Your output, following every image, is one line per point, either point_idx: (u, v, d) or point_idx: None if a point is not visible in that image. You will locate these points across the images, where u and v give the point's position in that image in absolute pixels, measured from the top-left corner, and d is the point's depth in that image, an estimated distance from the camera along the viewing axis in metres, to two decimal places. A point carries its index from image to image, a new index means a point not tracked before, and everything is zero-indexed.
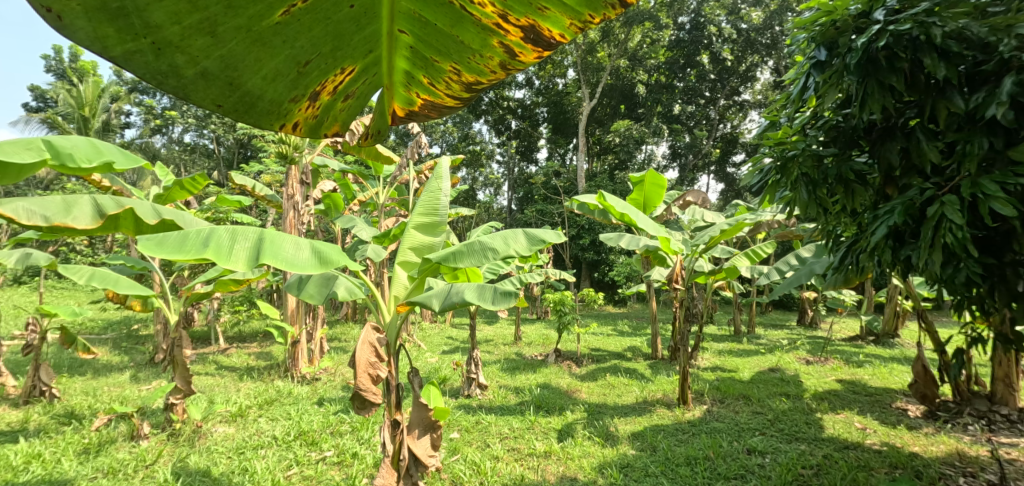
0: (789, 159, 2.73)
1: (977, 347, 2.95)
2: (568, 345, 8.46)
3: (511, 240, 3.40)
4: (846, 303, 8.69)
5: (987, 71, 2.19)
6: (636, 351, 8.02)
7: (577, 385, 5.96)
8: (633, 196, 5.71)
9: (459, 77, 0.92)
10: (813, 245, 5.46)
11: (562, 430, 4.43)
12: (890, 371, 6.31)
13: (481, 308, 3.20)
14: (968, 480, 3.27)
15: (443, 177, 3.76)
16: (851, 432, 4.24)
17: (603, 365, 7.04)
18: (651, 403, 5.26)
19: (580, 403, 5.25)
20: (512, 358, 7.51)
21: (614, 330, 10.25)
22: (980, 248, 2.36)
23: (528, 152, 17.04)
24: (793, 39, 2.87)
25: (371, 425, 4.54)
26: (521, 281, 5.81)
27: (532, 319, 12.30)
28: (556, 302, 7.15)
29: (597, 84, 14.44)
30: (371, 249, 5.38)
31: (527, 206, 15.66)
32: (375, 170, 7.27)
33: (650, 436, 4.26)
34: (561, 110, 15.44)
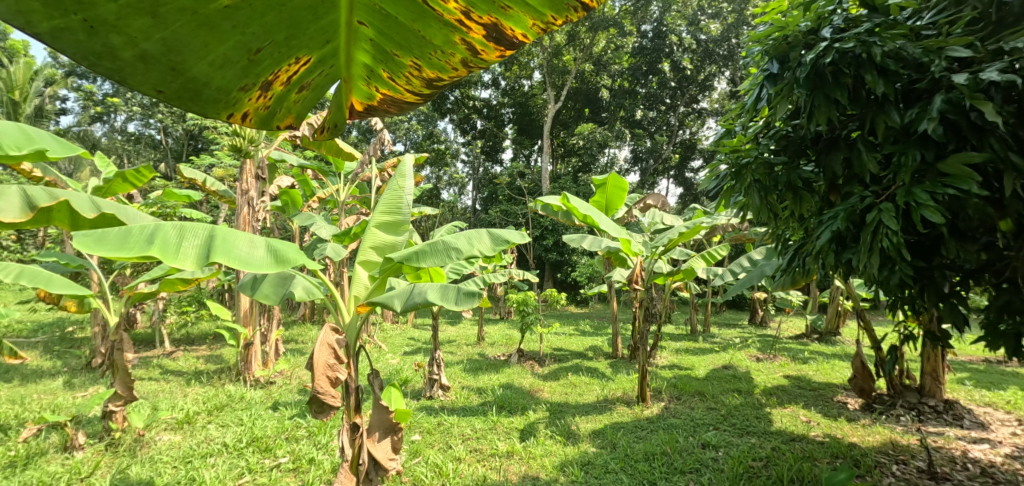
0: (743, 166, 2.89)
1: (908, 343, 3.19)
2: (530, 345, 8.55)
3: (475, 240, 3.42)
4: (794, 304, 9.13)
5: (921, 89, 2.35)
6: (597, 350, 8.18)
7: (540, 384, 6.04)
8: (595, 198, 5.82)
9: (420, 72, 0.95)
10: (764, 248, 5.71)
11: (524, 429, 4.49)
12: (833, 367, 6.68)
13: (444, 308, 3.21)
14: (900, 467, 3.51)
15: (407, 176, 3.77)
16: (797, 425, 4.47)
17: (565, 365, 7.16)
18: (611, 401, 5.39)
19: (541, 402, 5.33)
20: (475, 358, 7.54)
21: (577, 330, 10.42)
22: (913, 252, 2.55)
23: (493, 152, 17.06)
24: (748, 52, 3.01)
25: (329, 429, 4.48)
26: (484, 281, 5.84)
27: (495, 319, 12.36)
28: (519, 303, 7.21)
29: (562, 87, 14.61)
30: (331, 248, 5.29)
31: (491, 206, 15.70)
32: (336, 167, 7.13)
33: (610, 433, 4.37)
34: (526, 111, 15.55)
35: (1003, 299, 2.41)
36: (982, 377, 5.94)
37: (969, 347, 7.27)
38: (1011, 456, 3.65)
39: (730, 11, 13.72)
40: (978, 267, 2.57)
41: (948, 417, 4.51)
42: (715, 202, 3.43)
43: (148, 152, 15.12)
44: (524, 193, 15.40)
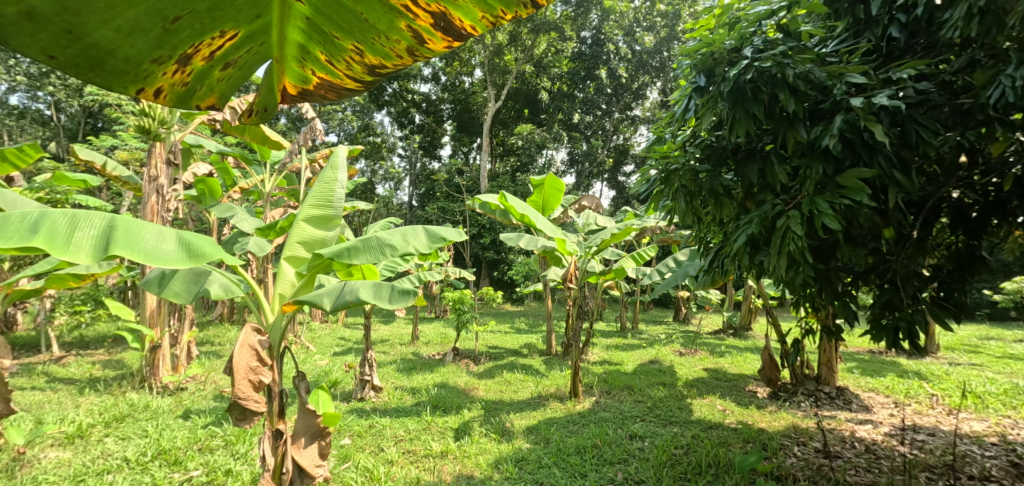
0: (672, 172, 3.08)
1: (809, 337, 3.54)
2: (466, 344, 8.57)
3: (410, 237, 3.41)
4: (714, 302, 9.76)
5: (824, 109, 2.62)
6: (532, 348, 8.34)
7: (475, 383, 6.09)
8: (533, 198, 5.93)
9: (361, 56, 1.10)
10: (688, 250, 6.05)
11: (458, 429, 4.53)
12: (746, 360, 7.23)
13: (377, 306, 3.17)
14: (800, 448, 3.89)
15: (340, 168, 3.70)
16: (714, 414, 4.82)
17: (500, 362, 7.25)
18: (544, 397, 5.54)
19: (476, 401, 5.38)
20: (409, 358, 7.46)
21: (512, 328, 10.57)
22: (814, 254, 2.84)
23: (431, 148, 16.85)
24: (678, 64, 3.19)
25: (248, 437, 4.29)
26: (421, 279, 5.79)
27: (430, 317, 12.28)
28: (455, 301, 7.18)
29: (503, 86, 14.68)
30: (253, 242, 5.04)
31: (429, 202, 15.55)
32: (260, 155, 6.71)
33: (544, 429, 4.50)
34: (466, 108, 15.52)
35: (885, 298, 2.73)
36: (867, 366, 6.67)
37: (859, 340, 8.12)
38: (889, 435, 4.14)
39: (663, 25, 14.49)
40: (866, 269, 2.95)
41: (839, 402, 5.03)
42: (645, 205, 3.64)
43: (36, 129, 13.44)
44: (462, 190, 15.37)
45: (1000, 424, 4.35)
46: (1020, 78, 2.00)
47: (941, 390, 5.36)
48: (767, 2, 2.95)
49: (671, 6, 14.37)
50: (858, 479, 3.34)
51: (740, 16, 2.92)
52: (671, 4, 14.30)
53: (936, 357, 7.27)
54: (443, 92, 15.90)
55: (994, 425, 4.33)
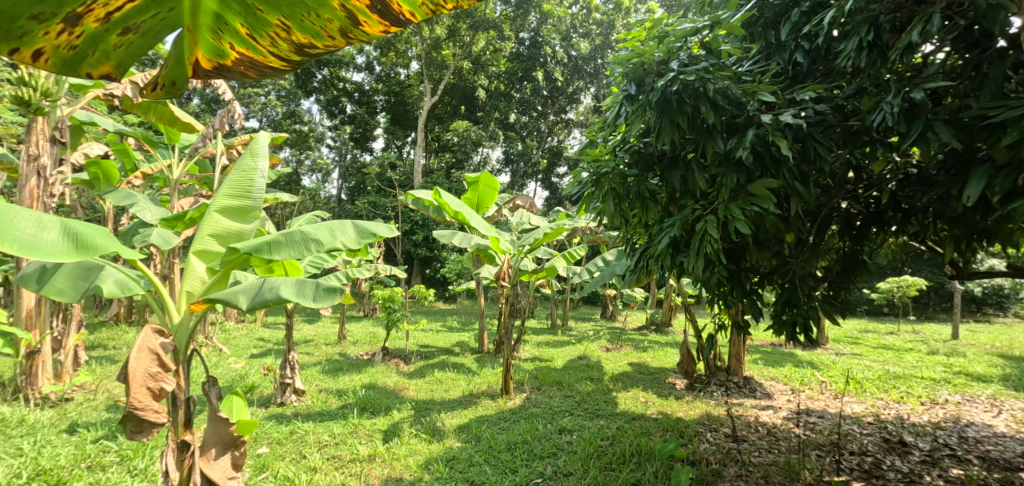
0: (602, 175, 3.22)
1: (722, 332, 3.84)
2: (396, 344, 8.44)
3: (338, 232, 3.33)
4: (639, 300, 10.22)
5: (739, 123, 2.84)
6: (464, 346, 8.36)
7: (405, 383, 6.03)
8: (467, 195, 5.93)
9: (286, 34, 1.20)
10: (616, 250, 6.33)
11: (387, 430, 4.48)
12: (666, 354, 7.68)
13: (300, 305, 3.00)
14: (713, 434, 4.21)
15: (259, 156, 3.52)
16: (637, 405, 5.09)
17: (431, 362, 7.19)
18: (476, 395, 5.59)
19: (406, 401, 5.34)
20: (335, 358, 7.25)
21: (444, 326, 10.54)
22: (728, 256, 3.09)
23: (363, 140, 16.41)
24: (611, 72, 3.31)
25: (148, 452, 4.01)
26: (349, 276, 5.59)
27: (359, 316, 11.98)
28: (385, 299, 7.03)
29: (440, 81, 14.54)
30: (157, 233, 4.48)
31: (359, 196, 15.15)
32: (167, 137, 5.98)
33: (474, 427, 4.55)
34: (402, 101, 15.23)
35: (786, 296, 3.05)
36: (770, 357, 7.29)
37: (763, 334, 8.86)
38: (787, 418, 4.58)
39: (598, 33, 14.78)
40: (771, 270, 3.24)
41: (746, 391, 5.49)
42: (578, 205, 3.77)
43: None
44: (394, 185, 15.09)
45: (876, 406, 4.93)
46: (896, 105, 2.27)
47: (830, 378, 5.98)
48: (693, 20, 3.13)
49: (606, 15, 14.74)
50: (760, 460, 3.67)
51: (669, 30, 3.07)
52: (606, 13, 14.68)
53: (827, 349, 8.08)
54: (377, 83, 15.50)
55: (871, 407, 4.91)
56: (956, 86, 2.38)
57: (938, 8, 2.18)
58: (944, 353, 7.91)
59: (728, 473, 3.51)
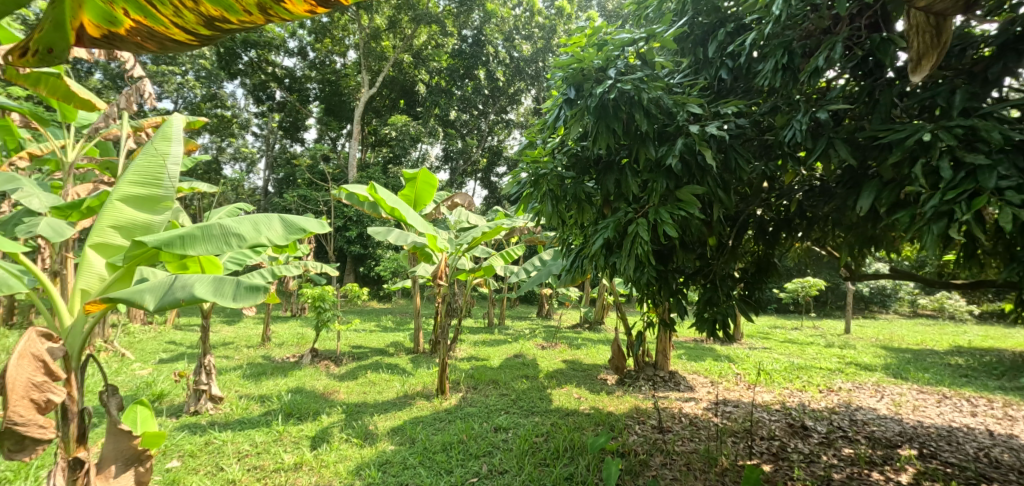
0: (541, 176, 3.30)
1: (649, 329, 4.04)
2: (326, 345, 8.18)
3: (263, 227, 3.19)
4: (574, 299, 10.52)
5: (670, 132, 3.00)
6: (399, 346, 8.25)
7: (335, 385, 5.86)
8: (404, 191, 5.84)
9: (192, 4, 1.38)
10: (552, 249, 6.48)
11: (316, 437, 4.35)
12: (599, 351, 7.96)
13: (219, 303, 2.85)
14: (641, 426, 4.42)
15: (173, 140, 3.30)
16: (571, 401, 5.25)
17: (363, 363, 7.04)
18: (410, 396, 5.54)
19: (337, 404, 5.20)
20: (258, 362, 6.91)
21: (377, 326, 10.34)
22: (657, 257, 3.26)
23: (294, 130, 15.70)
24: (552, 75, 3.38)
25: (34, 472, 3.65)
26: (274, 274, 5.34)
27: (286, 316, 11.48)
28: (315, 298, 6.77)
29: (379, 73, 14.19)
30: (44, 223, 4.03)
31: (288, 189, 14.50)
32: (62, 115, 5.41)
33: (409, 429, 4.52)
34: (337, 91, 14.72)
35: (707, 295, 3.28)
36: (692, 352, 7.75)
37: (688, 330, 9.39)
38: (706, 409, 4.90)
39: (540, 36, 14.81)
40: (695, 271, 3.46)
41: (671, 384, 5.80)
42: (516, 205, 3.84)
43: None
44: (327, 178, 14.58)
45: (783, 395, 5.38)
46: (805, 124, 2.50)
47: (744, 371, 6.44)
48: (630, 31, 3.26)
49: (549, 19, 14.77)
50: (682, 449, 3.91)
51: (607, 39, 3.18)
52: (548, 17, 14.78)
53: (742, 343, 8.71)
54: (309, 70, 14.86)
55: (779, 395, 5.36)
56: (854, 109, 2.65)
57: (840, 39, 2.43)
58: (839, 346, 8.77)
59: (654, 462, 3.71)
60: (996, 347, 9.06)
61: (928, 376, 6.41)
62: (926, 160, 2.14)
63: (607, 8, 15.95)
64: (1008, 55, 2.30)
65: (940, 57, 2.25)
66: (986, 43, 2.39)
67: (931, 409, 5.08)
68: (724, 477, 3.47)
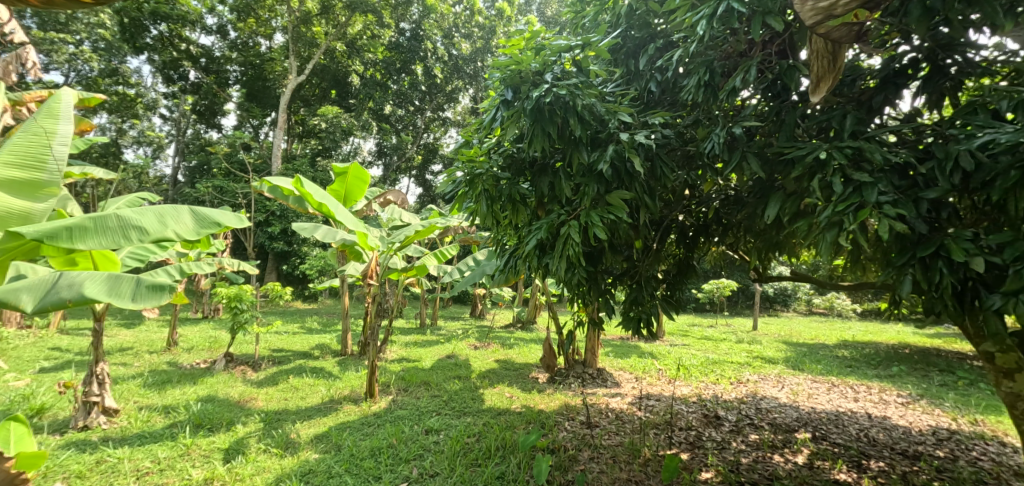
0: (476, 176, 3.32)
1: (580, 328, 4.19)
2: (242, 349, 7.72)
3: (170, 220, 3.02)
4: (506, 300, 10.62)
5: (602, 139, 3.13)
6: (324, 349, 7.96)
7: (252, 393, 5.57)
8: (334, 186, 5.65)
9: None
10: (486, 249, 6.53)
11: (230, 448, 4.13)
12: (530, 350, 8.12)
13: (115, 304, 2.73)
14: (570, 423, 4.56)
15: (61, 119, 3.13)
16: (502, 401, 5.32)
17: (285, 367, 6.74)
18: (336, 401, 5.38)
19: (254, 413, 4.94)
20: (162, 369, 6.41)
21: (302, 328, 9.92)
22: (587, 258, 3.39)
23: (210, 115, 14.71)
24: (489, 75, 3.41)
25: None
26: (181, 272, 5.12)
27: (197, 318, 10.75)
28: (230, 299, 6.35)
29: (308, 59, 13.60)
30: None
31: (200, 178, 13.55)
32: None
33: (334, 435, 4.40)
34: (261, 76, 13.96)
35: (633, 295, 3.47)
36: (619, 349, 8.10)
37: (614, 329, 9.79)
38: (631, 403, 5.15)
39: (480, 36, 15.02)
40: (622, 272, 3.63)
41: (599, 380, 6.04)
42: (450, 204, 3.84)
43: None
44: (248, 170, 13.79)
45: (699, 387, 5.76)
46: (723, 138, 2.70)
47: (665, 366, 6.81)
48: (567, 38, 3.34)
49: (488, 20, 15.06)
50: (609, 442, 4.09)
51: (544, 44, 3.23)
52: (488, 17, 14.92)
53: (664, 340, 9.21)
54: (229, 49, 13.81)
55: (695, 388, 5.73)
56: (764, 126, 2.90)
57: (755, 62, 2.66)
58: (748, 341, 9.50)
59: (582, 457, 3.85)
60: (875, 340, 10.24)
61: (821, 367, 7.11)
62: (822, 176, 2.38)
63: (547, 14, 16.27)
64: (889, 87, 2.64)
65: (834, 81, 2.54)
66: (871, 76, 2.72)
67: (823, 396, 5.64)
68: (647, 467, 3.67)
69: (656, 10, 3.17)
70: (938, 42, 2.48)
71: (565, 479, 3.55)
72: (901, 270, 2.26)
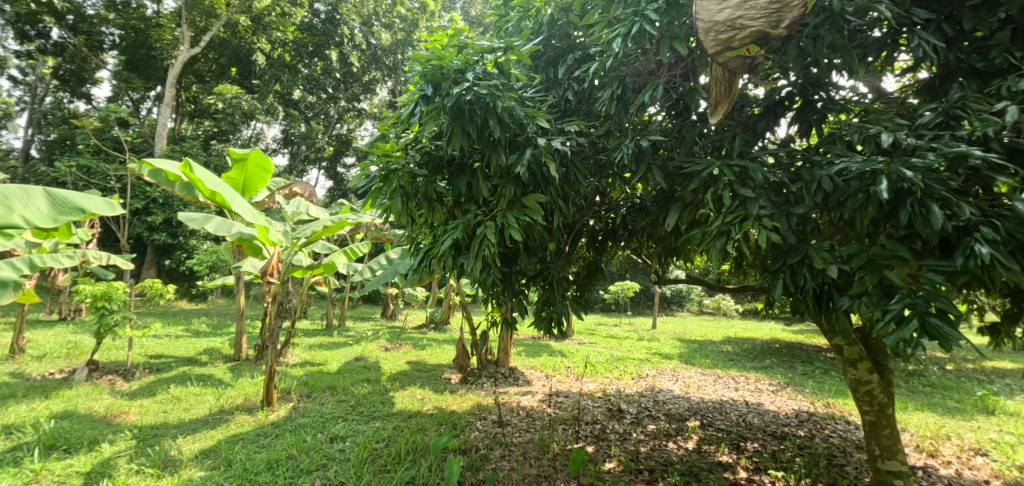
0: (392, 172, 3.27)
1: (493, 328, 4.25)
2: (110, 356, 6.93)
3: (21, 204, 3.09)
4: (419, 299, 10.51)
5: (520, 142, 3.21)
6: (213, 353, 7.38)
7: (123, 406, 5.04)
8: (231, 174, 5.25)
9: None
10: (400, 248, 6.42)
11: (93, 472, 3.71)
12: (443, 351, 8.08)
13: None
14: (482, 422, 4.63)
15: None
16: (414, 403, 5.26)
17: (164, 375, 6.16)
18: (227, 411, 5.03)
19: (124, 430, 4.47)
20: (5, 381, 5.59)
21: (187, 331, 9.13)
22: (502, 259, 3.48)
23: (77, 83, 13.00)
24: (410, 68, 3.36)
25: None
26: (31, 264, 4.62)
27: (54, 320, 9.48)
28: (96, 298, 5.67)
29: (203, 30, 12.50)
30: None
31: (63, 155, 11.93)
32: None
33: (224, 450, 4.11)
34: (145, 42, 12.61)
35: (545, 296, 3.61)
36: (531, 348, 8.30)
37: (527, 328, 10.02)
38: (542, 400, 5.33)
39: (401, 28, 14.56)
40: (536, 273, 3.75)
41: (511, 379, 6.18)
42: (363, 200, 3.75)
43: None
44: (124, 148, 12.40)
45: (604, 383, 6.08)
46: (631, 148, 2.89)
47: (573, 364, 7.09)
48: (489, 39, 3.38)
49: (411, 12, 14.62)
50: (520, 440, 4.20)
51: (468, 43, 3.21)
52: (410, 10, 14.58)
53: (572, 339, 9.59)
54: (105, 8, 12.36)
55: (601, 384, 6.04)
56: (668, 141, 3.15)
57: (662, 81, 2.88)
58: (648, 339, 10.16)
59: (493, 456, 3.93)
60: (754, 336, 11.39)
61: (708, 361, 7.78)
62: (715, 189, 2.64)
63: (471, 14, 16.30)
64: (770, 115, 3.01)
65: (729, 106, 2.82)
66: (757, 104, 3.07)
67: (710, 387, 6.19)
68: (555, 461, 3.83)
69: (576, 22, 3.33)
70: (810, 79, 2.85)
71: (476, 479, 3.60)
72: (774, 275, 2.58)
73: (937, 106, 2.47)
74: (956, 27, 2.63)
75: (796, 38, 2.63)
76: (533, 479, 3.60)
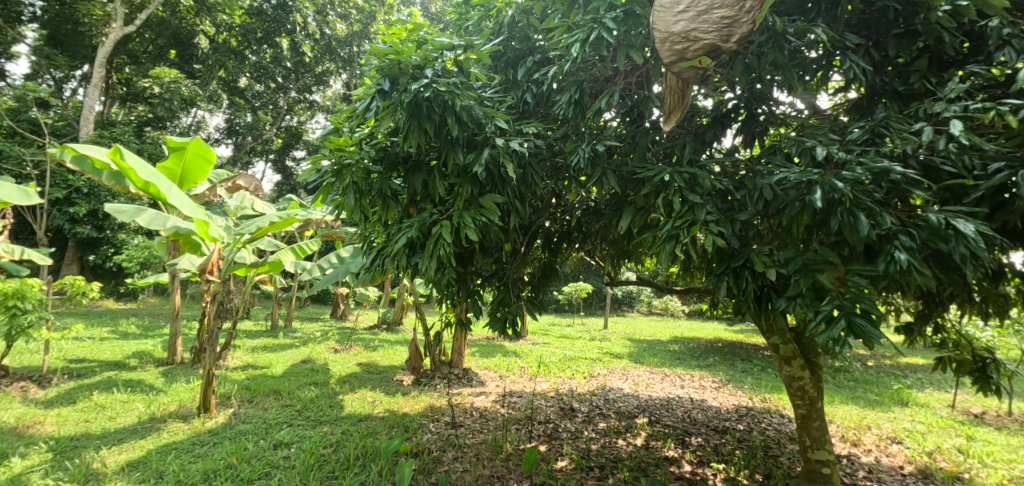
0: (345, 167, 3.20)
1: (447, 328, 4.22)
2: (23, 361, 6.43)
3: None
4: (371, 299, 10.33)
5: (478, 142, 3.21)
6: (144, 357, 6.98)
7: (37, 416, 4.69)
8: (169, 163, 4.98)
9: None
10: (353, 246, 6.29)
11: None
12: (396, 352, 7.98)
13: None
14: (435, 424, 4.61)
15: None
16: (365, 406, 5.17)
17: (86, 382, 5.78)
18: (158, 420, 4.78)
19: (38, 441, 4.16)
20: None
21: (114, 333, 8.59)
22: (458, 259, 3.47)
23: None
24: (366, 61, 3.31)
25: None
26: None
27: None
28: (7, 296, 5.24)
29: (139, 9, 11.80)
30: None
31: None
32: None
33: (154, 461, 3.90)
34: (72, 17, 11.68)
35: (500, 296, 3.62)
36: (485, 349, 8.32)
37: (481, 329, 10.02)
38: (495, 401, 5.36)
39: (357, 19, 14.23)
40: (491, 273, 3.76)
41: (465, 380, 6.17)
42: (314, 196, 3.65)
43: None
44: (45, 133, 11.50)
45: (557, 382, 6.17)
46: (587, 151, 2.96)
47: (526, 364, 7.16)
48: (449, 36, 3.37)
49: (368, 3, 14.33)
50: (473, 441, 4.21)
51: (427, 38, 3.19)
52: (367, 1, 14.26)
53: (526, 339, 9.66)
54: None
55: (554, 383, 6.13)
56: (621, 147, 3.24)
57: (617, 88, 2.96)
58: (599, 339, 10.39)
59: (446, 458, 3.92)
60: (698, 336, 11.84)
61: (656, 360, 8.03)
62: (666, 194, 2.74)
63: (430, 10, 16.19)
64: (718, 125, 3.17)
65: (682, 114, 2.94)
66: (705, 114, 3.23)
67: (658, 385, 6.40)
68: (508, 461, 3.86)
69: (536, 26, 3.40)
70: (754, 93, 3.01)
71: (428, 482, 3.59)
72: (719, 278, 2.70)
73: (865, 124, 2.66)
74: (882, 53, 2.85)
75: (743, 53, 2.76)
76: (485, 480, 3.62)
